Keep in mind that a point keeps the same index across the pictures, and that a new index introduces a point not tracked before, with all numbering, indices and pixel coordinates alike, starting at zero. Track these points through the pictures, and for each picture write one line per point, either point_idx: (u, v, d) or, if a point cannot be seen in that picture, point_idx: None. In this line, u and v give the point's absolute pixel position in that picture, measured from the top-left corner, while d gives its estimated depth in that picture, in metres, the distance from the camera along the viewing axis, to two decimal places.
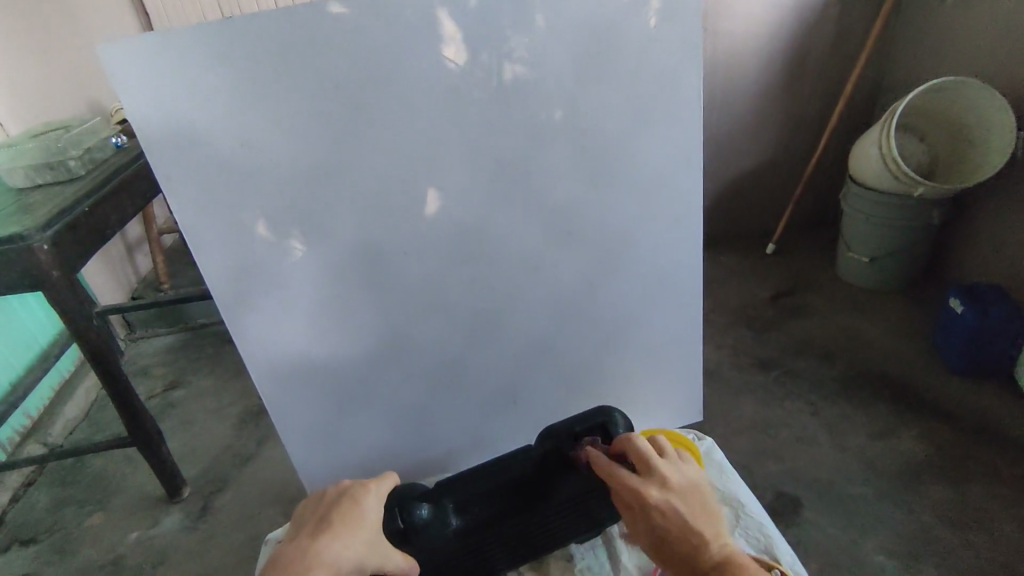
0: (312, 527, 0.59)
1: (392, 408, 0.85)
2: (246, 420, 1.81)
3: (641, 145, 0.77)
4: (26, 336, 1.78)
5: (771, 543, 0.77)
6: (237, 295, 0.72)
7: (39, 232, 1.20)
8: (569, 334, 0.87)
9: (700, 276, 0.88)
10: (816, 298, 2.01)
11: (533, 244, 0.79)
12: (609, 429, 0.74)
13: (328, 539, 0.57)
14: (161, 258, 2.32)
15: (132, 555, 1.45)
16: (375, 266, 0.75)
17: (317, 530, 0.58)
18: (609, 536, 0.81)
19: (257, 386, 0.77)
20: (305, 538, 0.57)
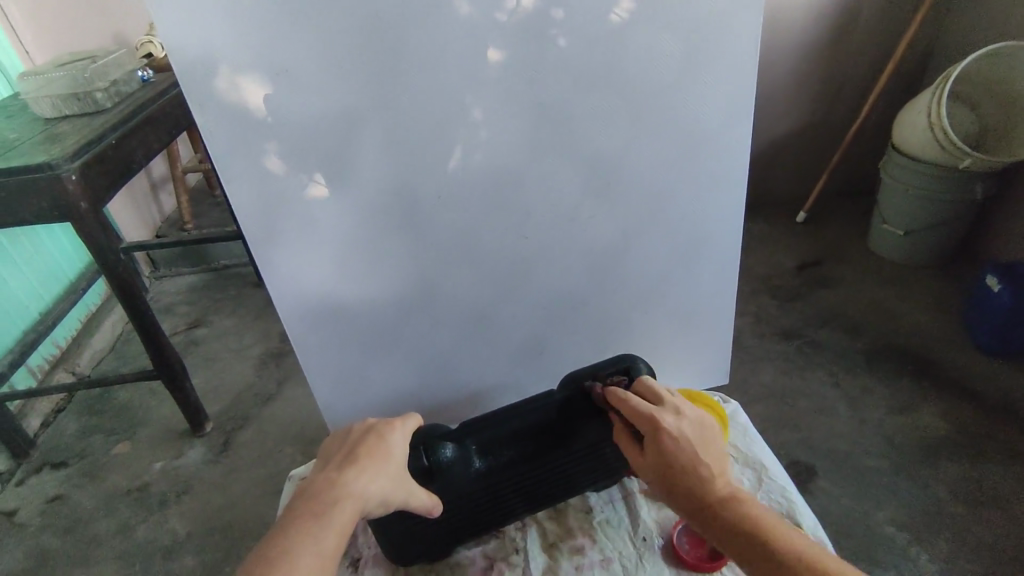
0: (339, 461, 0.59)
1: (418, 354, 0.85)
2: (267, 360, 1.84)
3: (690, 95, 0.74)
4: (54, 268, 1.81)
5: (794, 507, 0.76)
6: (267, 232, 0.71)
7: (68, 161, 1.20)
8: (599, 290, 0.86)
9: (739, 236, 0.86)
10: (845, 269, 1.96)
11: (571, 195, 0.77)
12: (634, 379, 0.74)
13: (354, 473, 0.58)
14: (185, 198, 2.32)
15: (157, 483, 1.50)
16: (409, 209, 0.73)
17: (344, 464, 0.58)
18: (628, 490, 0.81)
19: (285, 323, 0.77)
20: (333, 472, 0.58)
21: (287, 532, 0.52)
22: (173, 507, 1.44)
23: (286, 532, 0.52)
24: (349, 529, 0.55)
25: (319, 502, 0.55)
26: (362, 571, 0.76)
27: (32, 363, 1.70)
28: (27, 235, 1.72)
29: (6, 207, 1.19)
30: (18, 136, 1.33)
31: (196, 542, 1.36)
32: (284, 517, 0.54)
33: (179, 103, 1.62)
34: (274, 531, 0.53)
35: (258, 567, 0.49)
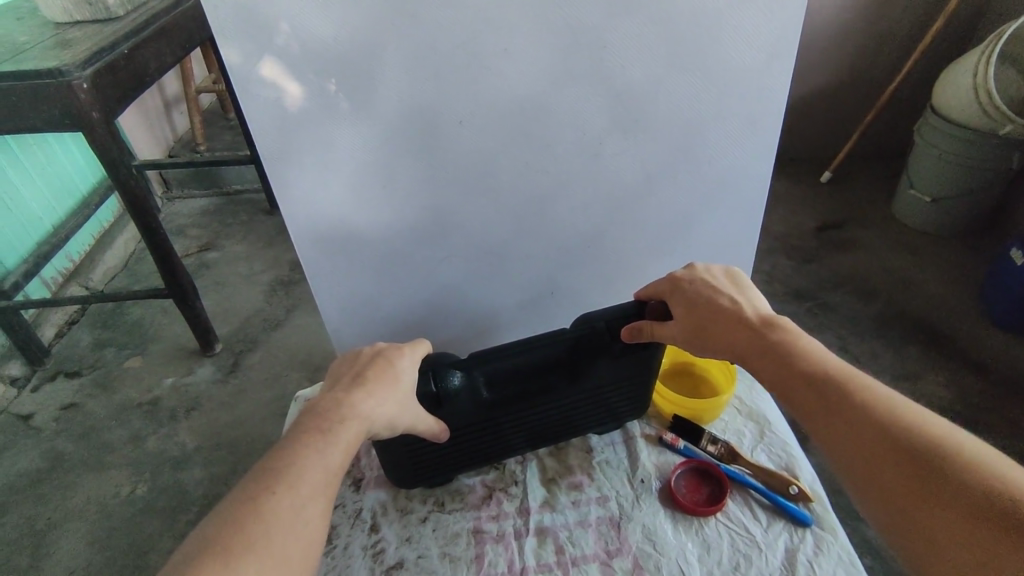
0: (349, 380, 0.59)
1: (429, 285, 0.84)
2: (277, 288, 1.85)
3: (732, 29, 0.69)
4: (68, 182, 1.80)
5: (794, 460, 0.76)
6: (283, 151, 0.69)
7: (79, 68, 1.16)
8: (617, 229, 0.84)
9: (767, 183, 0.84)
10: (865, 233, 1.92)
11: (597, 127, 0.74)
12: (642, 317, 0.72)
13: (360, 395, 0.57)
14: (199, 119, 2.28)
15: (168, 398, 1.54)
16: (428, 134, 0.71)
17: (354, 385, 0.59)
18: (629, 434, 0.81)
19: (297, 245, 0.77)
20: (342, 392, 0.58)
21: (293, 447, 0.52)
22: (183, 422, 1.48)
23: (293, 447, 0.52)
24: (354, 449, 0.55)
25: (326, 419, 0.55)
26: (364, 492, 0.77)
27: (46, 275, 1.72)
28: (40, 146, 1.69)
29: (16, 112, 1.16)
30: (28, 39, 1.29)
31: (204, 456, 1.40)
32: (291, 433, 0.54)
33: (193, 16, 1.57)
34: (280, 445, 0.53)
35: (264, 478, 0.49)
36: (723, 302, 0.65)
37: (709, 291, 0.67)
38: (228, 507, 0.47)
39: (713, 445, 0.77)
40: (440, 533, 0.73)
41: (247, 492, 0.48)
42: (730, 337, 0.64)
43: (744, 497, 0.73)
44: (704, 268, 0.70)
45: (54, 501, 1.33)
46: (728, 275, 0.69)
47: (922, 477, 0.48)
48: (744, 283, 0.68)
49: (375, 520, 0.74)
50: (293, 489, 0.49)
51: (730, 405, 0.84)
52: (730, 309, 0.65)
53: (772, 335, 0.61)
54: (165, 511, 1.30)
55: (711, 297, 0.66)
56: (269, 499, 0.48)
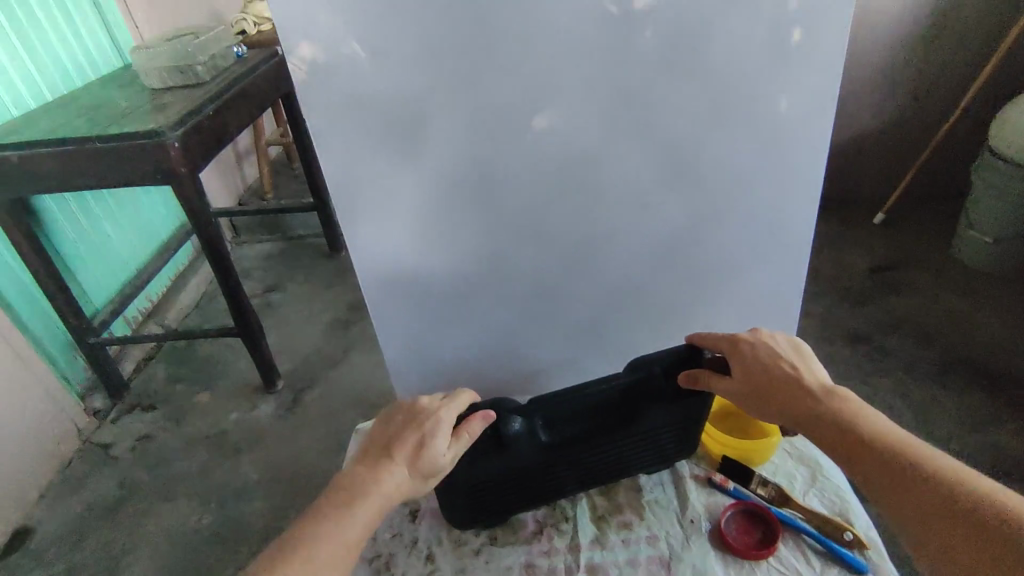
0: (369, 461, 0.66)
1: (484, 326, 0.89)
2: (335, 327, 1.94)
3: (772, 86, 0.73)
4: (151, 229, 1.97)
5: (848, 506, 0.76)
6: (355, 203, 0.76)
7: (171, 129, 1.31)
8: (663, 273, 0.87)
9: (812, 229, 0.86)
10: (922, 275, 1.87)
11: (644, 178, 0.78)
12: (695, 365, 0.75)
13: (380, 469, 0.65)
14: (267, 169, 2.46)
15: (233, 431, 1.63)
16: (486, 186, 0.77)
17: (370, 468, 0.65)
18: (679, 475, 0.82)
19: (364, 288, 0.83)
20: (359, 475, 0.64)
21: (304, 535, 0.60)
22: (246, 454, 1.56)
23: (304, 535, 0.60)
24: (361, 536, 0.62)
25: (347, 493, 0.63)
26: (420, 523, 0.81)
27: (128, 314, 1.86)
28: (129, 196, 1.87)
29: (117, 169, 1.31)
30: (128, 104, 1.45)
31: (265, 489, 1.47)
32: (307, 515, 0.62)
33: (268, 79, 1.72)
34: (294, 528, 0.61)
35: (286, 548, 0.59)
36: (783, 376, 0.66)
37: (770, 361, 0.68)
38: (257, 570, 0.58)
39: (764, 488, 0.77)
40: (493, 566, 0.75)
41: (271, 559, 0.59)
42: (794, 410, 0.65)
43: (797, 542, 0.73)
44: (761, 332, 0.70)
45: (128, 528, 1.41)
46: (785, 342, 0.70)
47: (992, 548, 0.51)
48: (801, 352, 0.69)
49: (430, 551, 0.78)
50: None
51: (780, 448, 0.84)
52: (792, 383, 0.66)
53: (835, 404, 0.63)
54: (228, 541, 1.36)
55: (772, 368, 0.67)
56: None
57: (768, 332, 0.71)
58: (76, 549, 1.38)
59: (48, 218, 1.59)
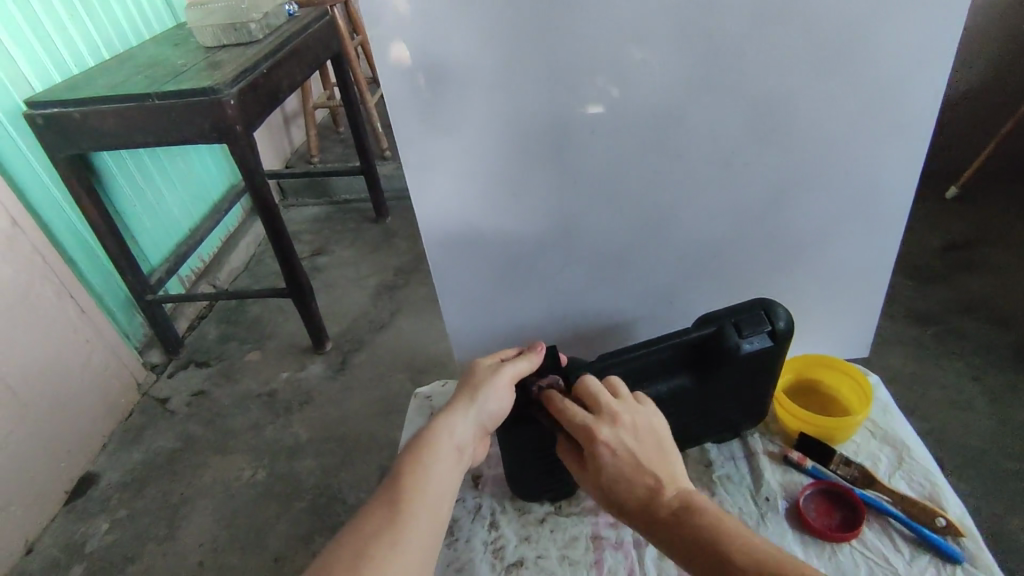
0: (441, 419, 0.64)
1: (550, 290, 0.86)
2: (381, 292, 1.94)
3: (883, 36, 0.67)
4: (203, 189, 1.99)
5: (939, 491, 0.71)
6: (424, 161, 0.74)
7: (228, 87, 1.30)
8: (742, 240, 0.83)
9: (909, 195, 0.79)
10: (1000, 254, 1.75)
11: (731, 137, 0.73)
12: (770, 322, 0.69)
13: (446, 420, 0.63)
14: (314, 133, 2.45)
15: (284, 390, 1.65)
16: (560, 145, 0.73)
17: (446, 430, 0.63)
18: (751, 450, 0.79)
19: (428, 249, 0.81)
20: (435, 432, 0.62)
21: (394, 498, 0.56)
22: (296, 414, 1.58)
23: (395, 499, 0.56)
24: (451, 490, 0.60)
25: (423, 450, 0.61)
26: (483, 488, 0.80)
27: (182, 274, 1.90)
28: (181, 155, 1.88)
29: (175, 127, 1.31)
30: (184, 62, 1.45)
31: (316, 447, 1.49)
32: (388, 480, 0.59)
33: (319, 38, 1.70)
34: (379, 497, 0.57)
35: (371, 512, 0.56)
36: (644, 482, 0.58)
37: (630, 464, 0.58)
38: (344, 536, 0.54)
39: (845, 468, 0.73)
40: (559, 534, 0.74)
41: (356, 524, 0.55)
42: (651, 517, 0.57)
43: (882, 525, 0.69)
44: (614, 407, 0.62)
45: (185, 479, 1.46)
46: (649, 426, 0.61)
47: None
48: (666, 441, 0.61)
49: (494, 517, 0.76)
50: (403, 546, 0.53)
51: (863, 427, 0.79)
52: (652, 491, 0.57)
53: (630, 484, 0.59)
54: (281, 496, 1.39)
55: (633, 470, 0.58)
56: (378, 549, 0.52)
57: (631, 407, 0.62)
58: (139, 497, 1.43)
59: (106, 176, 1.62)
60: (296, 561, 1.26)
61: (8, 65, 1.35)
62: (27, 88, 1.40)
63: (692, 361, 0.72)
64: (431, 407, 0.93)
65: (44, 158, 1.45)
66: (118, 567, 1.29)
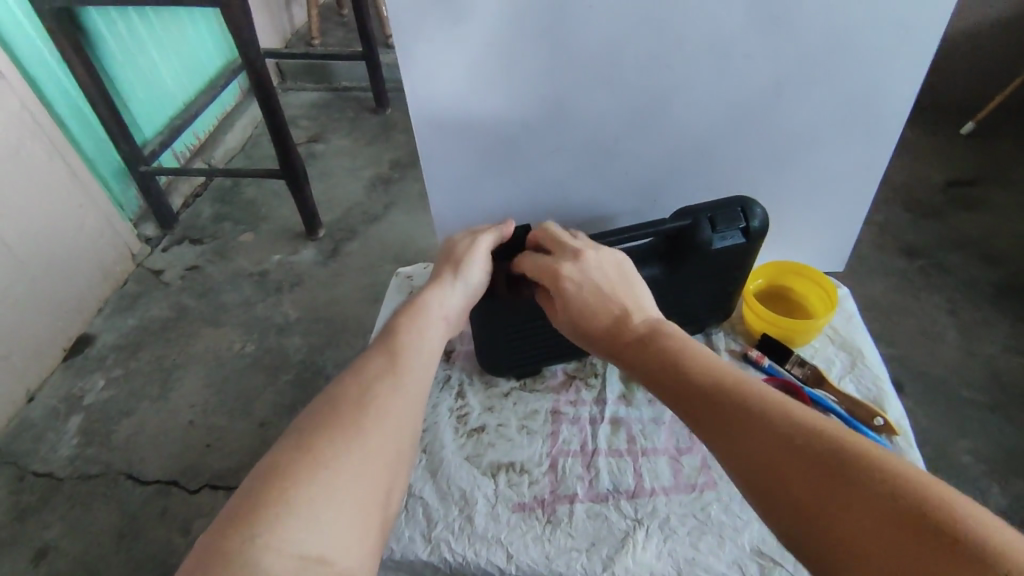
0: (429, 289, 0.64)
1: (534, 177, 0.86)
2: (376, 184, 1.93)
3: None
4: (201, 62, 1.92)
5: (883, 395, 0.75)
6: (414, 25, 0.70)
7: None
8: (732, 138, 0.81)
9: (909, 104, 0.78)
10: (1002, 194, 1.73)
11: (731, 25, 0.70)
12: (745, 220, 0.71)
13: (434, 289, 0.64)
14: (315, 11, 2.33)
15: (275, 272, 1.68)
16: (556, 16, 0.69)
17: (434, 296, 0.63)
18: (714, 346, 0.82)
19: (414, 124, 0.80)
20: (424, 298, 0.63)
21: (391, 348, 0.57)
22: (286, 294, 1.62)
23: (392, 350, 0.56)
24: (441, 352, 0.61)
25: (415, 313, 0.61)
26: (453, 362, 0.83)
27: (177, 148, 1.87)
28: (177, 24, 1.80)
29: None
30: None
31: (303, 328, 1.53)
32: (382, 335, 0.58)
33: None
34: (375, 348, 0.57)
35: (367, 359, 0.56)
36: (611, 310, 0.61)
37: (596, 296, 0.62)
38: (340, 383, 0.54)
39: (799, 368, 0.76)
40: (521, 407, 0.78)
41: (353, 372, 0.55)
42: (617, 340, 0.59)
43: (824, 421, 0.73)
44: (575, 246, 0.64)
45: (178, 346, 1.51)
46: (614, 264, 0.63)
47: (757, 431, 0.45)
48: (631, 276, 0.63)
49: (461, 387, 0.80)
50: (406, 384, 0.54)
51: (823, 333, 0.81)
52: (618, 318, 0.60)
53: (596, 318, 0.61)
54: (269, 369, 1.45)
55: (598, 301, 0.61)
56: (379, 390, 0.53)
57: (594, 247, 0.65)
58: (133, 358, 1.49)
59: (96, 36, 1.56)
60: (280, 428, 1.34)
61: None
62: None
63: (663, 250, 0.73)
64: (411, 287, 0.95)
65: (30, 9, 1.39)
66: (114, 420, 1.37)
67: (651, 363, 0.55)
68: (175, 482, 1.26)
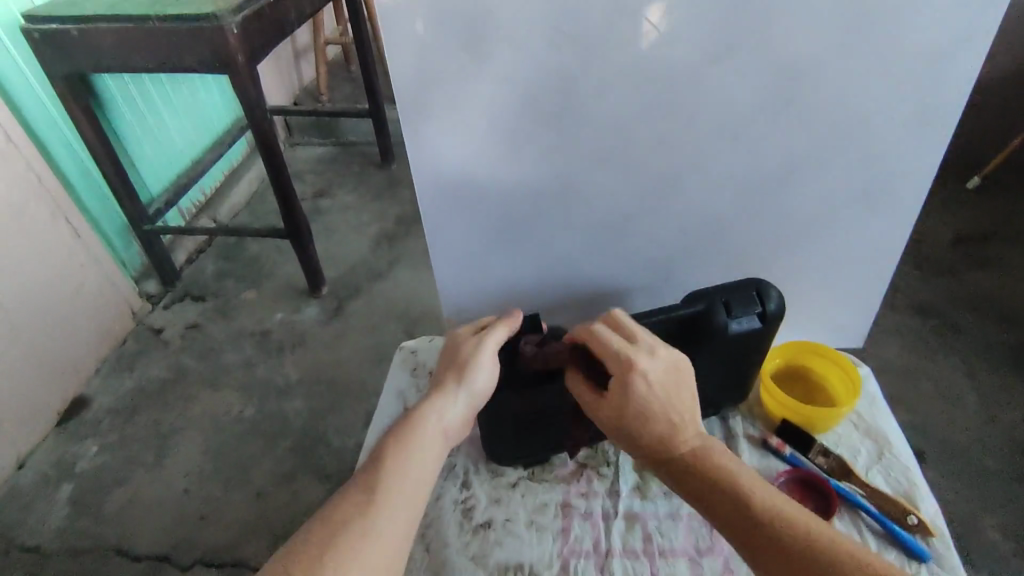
0: (428, 400, 0.61)
1: (542, 253, 0.84)
2: (381, 240, 1.92)
3: (922, 8, 0.62)
4: (209, 120, 1.94)
5: (914, 488, 0.71)
6: (422, 106, 0.70)
7: (231, 14, 1.24)
8: (745, 215, 0.80)
9: (928, 180, 0.76)
10: (1014, 251, 1.70)
11: (741, 107, 0.70)
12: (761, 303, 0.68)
13: (434, 400, 0.61)
14: (324, 69, 2.38)
15: (277, 331, 1.66)
16: (564, 99, 0.69)
17: (432, 410, 0.60)
18: (731, 432, 0.78)
19: (421, 200, 0.78)
20: (421, 413, 0.60)
21: (373, 480, 0.54)
22: (288, 355, 1.59)
23: (374, 482, 0.54)
24: (435, 473, 0.58)
25: (409, 432, 0.58)
26: (459, 448, 0.80)
27: (183, 206, 1.88)
28: (188, 83, 1.83)
29: (177, 55, 1.27)
30: None
31: (304, 390, 1.50)
32: (368, 461, 0.56)
33: None
34: (357, 480, 0.55)
35: (350, 493, 0.54)
36: (669, 420, 0.61)
37: (658, 404, 0.61)
38: (315, 521, 0.52)
39: (824, 458, 0.73)
40: (530, 499, 0.74)
41: (333, 508, 0.53)
42: (674, 452, 0.61)
43: (853, 518, 0.69)
44: (648, 341, 0.62)
45: (175, 409, 1.48)
46: (675, 368, 0.62)
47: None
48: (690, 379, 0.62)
49: (467, 477, 0.77)
50: (378, 531, 0.51)
51: (847, 418, 0.78)
52: (676, 430, 0.61)
53: (654, 429, 0.62)
54: (267, 434, 1.41)
55: (659, 411, 0.61)
56: (351, 536, 0.50)
57: (657, 345, 0.62)
58: (128, 423, 1.45)
59: (107, 98, 1.58)
60: (276, 499, 1.29)
61: None
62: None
63: (677, 336, 0.70)
64: (415, 363, 0.92)
65: (43, 76, 1.42)
66: (105, 490, 1.32)
67: (708, 482, 0.58)
68: (166, 559, 1.21)
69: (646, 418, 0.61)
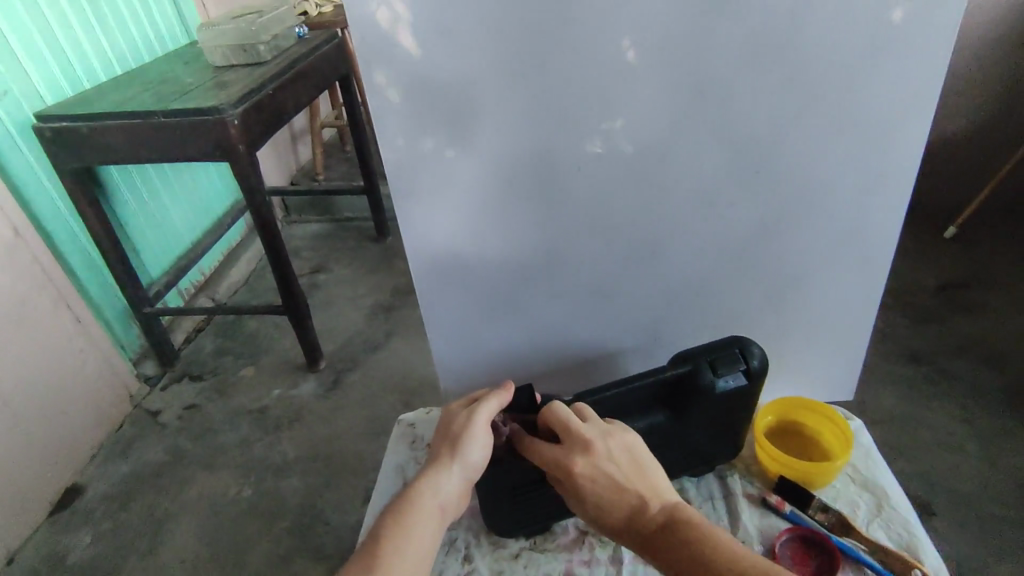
0: (425, 474, 0.62)
1: (533, 321, 0.87)
2: (377, 312, 1.95)
3: (863, 87, 0.68)
4: (208, 203, 2.01)
5: (915, 540, 0.71)
6: (414, 191, 0.74)
7: (232, 107, 1.33)
8: (725, 276, 0.83)
9: (895, 238, 0.80)
10: (997, 296, 1.74)
11: (711, 178, 0.75)
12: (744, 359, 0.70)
13: (430, 475, 0.62)
14: (320, 151, 2.48)
15: (275, 407, 1.65)
16: (546, 180, 0.74)
17: (429, 485, 0.61)
18: (730, 491, 0.79)
19: (415, 277, 0.82)
20: (418, 488, 0.61)
21: (372, 561, 0.54)
22: (285, 432, 1.58)
23: (372, 562, 0.54)
24: (434, 549, 0.58)
25: (406, 509, 0.59)
26: (459, 521, 0.80)
27: (182, 286, 1.92)
28: (189, 170, 1.91)
29: (181, 146, 1.34)
30: (193, 81, 1.48)
31: (302, 467, 1.48)
32: (367, 540, 0.57)
33: (326, 61, 1.73)
34: (355, 561, 0.55)
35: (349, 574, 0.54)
36: (628, 499, 0.60)
37: (611, 486, 0.61)
38: None
39: (823, 514, 0.73)
40: (533, 570, 0.74)
41: None
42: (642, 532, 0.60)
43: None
44: (585, 435, 0.63)
45: (171, 493, 1.45)
46: (624, 446, 0.63)
47: None
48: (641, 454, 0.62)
49: (468, 550, 0.76)
50: None
51: (843, 472, 0.78)
52: (637, 506, 0.60)
53: (616, 511, 0.61)
54: (264, 515, 1.38)
55: (614, 493, 0.61)
56: None
57: (602, 430, 0.63)
58: (123, 510, 1.42)
59: (112, 188, 1.65)
60: None
61: (17, 73, 1.39)
62: (37, 100, 1.44)
63: (667, 397, 0.72)
64: (413, 436, 0.93)
65: (51, 171, 1.48)
66: None
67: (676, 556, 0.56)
68: None
69: (608, 499, 0.61)
